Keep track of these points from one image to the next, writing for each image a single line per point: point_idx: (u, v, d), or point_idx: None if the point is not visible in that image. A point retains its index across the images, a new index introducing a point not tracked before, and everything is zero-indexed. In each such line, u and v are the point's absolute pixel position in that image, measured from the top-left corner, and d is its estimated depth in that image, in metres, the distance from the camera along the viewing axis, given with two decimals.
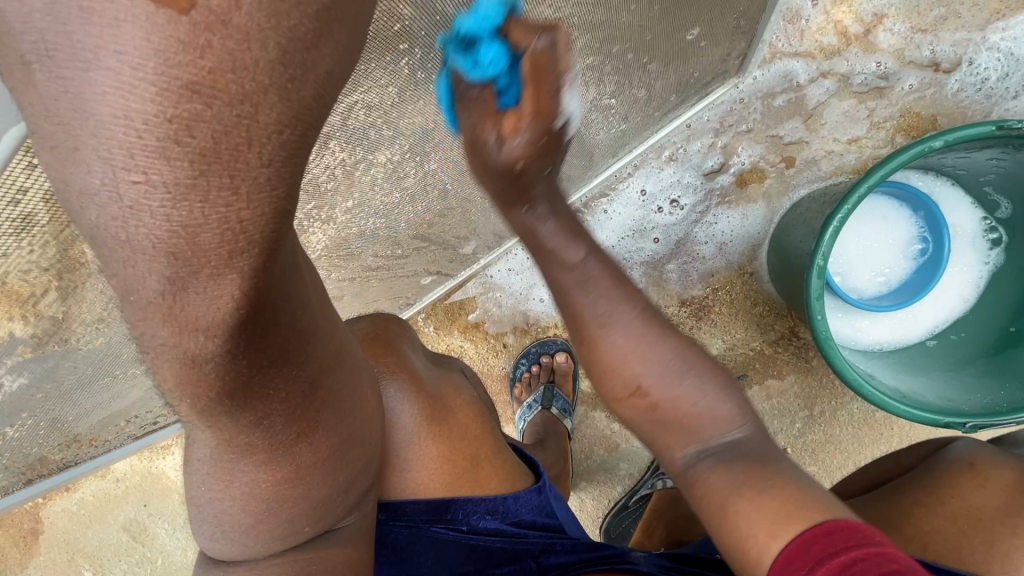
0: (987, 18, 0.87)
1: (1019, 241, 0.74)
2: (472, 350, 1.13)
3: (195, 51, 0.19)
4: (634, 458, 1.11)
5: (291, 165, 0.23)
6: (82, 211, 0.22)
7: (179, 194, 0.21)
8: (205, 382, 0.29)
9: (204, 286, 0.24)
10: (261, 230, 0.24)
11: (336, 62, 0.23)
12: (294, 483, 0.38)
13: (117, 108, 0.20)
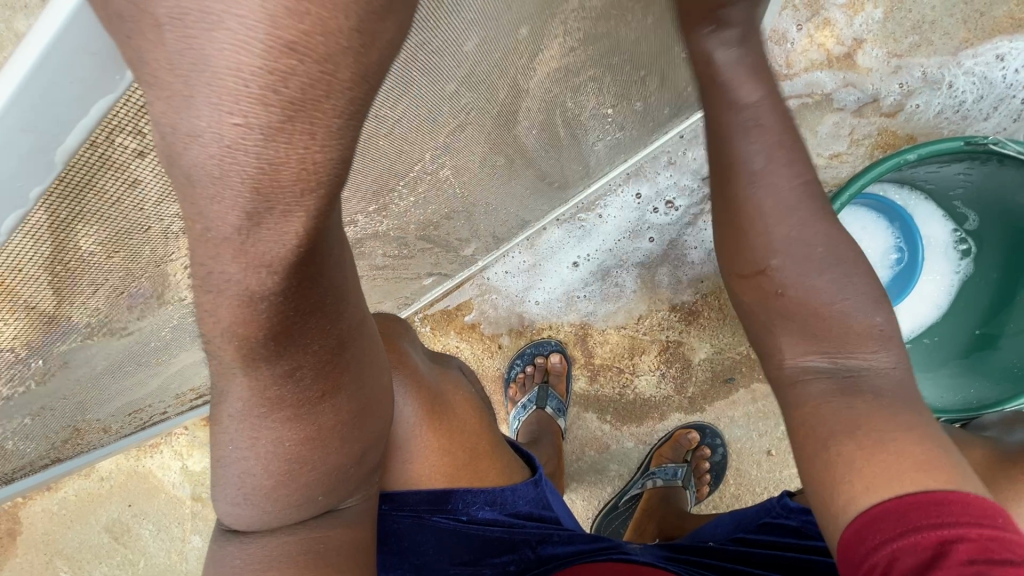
0: (957, 45, 0.93)
1: (988, 250, 0.80)
2: (468, 350, 1.16)
3: (297, 15, 0.21)
4: (624, 459, 1.13)
5: (359, 119, 0.26)
6: (185, 150, 0.25)
7: (270, 137, 0.24)
8: (257, 321, 0.32)
9: (277, 222, 0.27)
10: (331, 175, 0.26)
11: (398, 30, 0.25)
12: (314, 445, 0.41)
13: (230, 61, 0.22)
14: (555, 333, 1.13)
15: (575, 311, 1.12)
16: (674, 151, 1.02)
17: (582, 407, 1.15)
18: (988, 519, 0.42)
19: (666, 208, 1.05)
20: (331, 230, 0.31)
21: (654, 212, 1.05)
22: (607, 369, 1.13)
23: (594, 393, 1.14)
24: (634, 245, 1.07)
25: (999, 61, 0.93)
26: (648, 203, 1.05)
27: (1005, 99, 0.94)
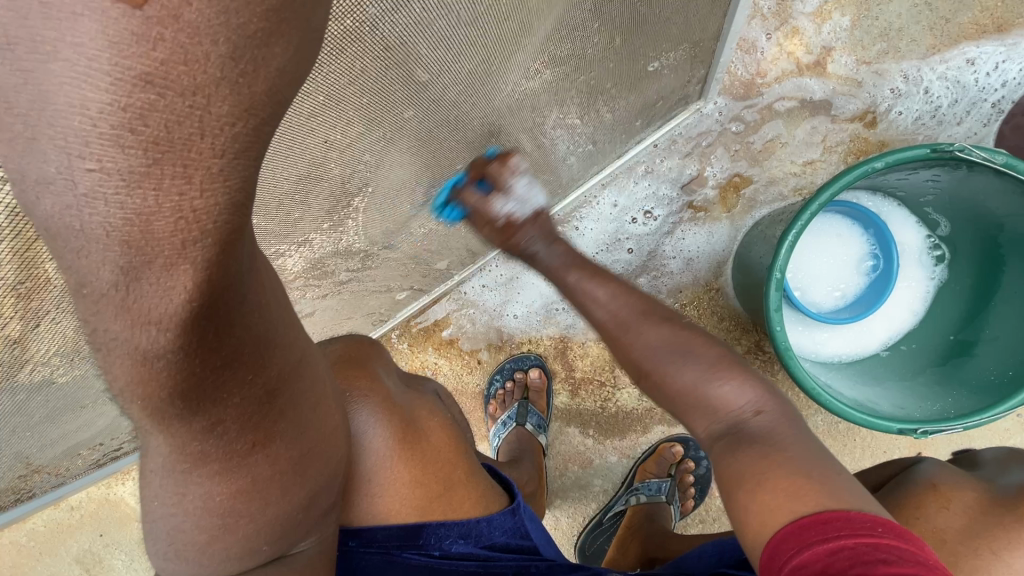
0: (924, 52, 0.94)
1: (962, 257, 0.79)
2: (447, 367, 1.13)
3: (148, 43, 0.20)
4: (608, 474, 1.11)
5: (242, 157, 0.25)
6: (39, 200, 0.23)
7: (134, 180, 0.23)
8: (156, 381, 0.29)
9: (158, 278, 0.25)
10: (216, 220, 0.25)
11: (287, 61, 0.24)
12: (250, 496, 0.39)
13: (73, 99, 0.21)
14: (535, 347, 1.11)
15: (554, 324, 1.10)
16: (649, 161, 1.02)
17: (564, 421, 1.12)
18: (875, 530, 0.40)
19: (645, 218, 1.03)
20: (244, 273, 0.30)
21: (633, 222, 1.04)
22: (588, 382, 1.11)
23: (576, 407, 1.12)
24: (614, 255, 1.05)
25: (970, 65, 0.94)
26: (626, 213, 1.04)
27: (979, 103, 0.94)
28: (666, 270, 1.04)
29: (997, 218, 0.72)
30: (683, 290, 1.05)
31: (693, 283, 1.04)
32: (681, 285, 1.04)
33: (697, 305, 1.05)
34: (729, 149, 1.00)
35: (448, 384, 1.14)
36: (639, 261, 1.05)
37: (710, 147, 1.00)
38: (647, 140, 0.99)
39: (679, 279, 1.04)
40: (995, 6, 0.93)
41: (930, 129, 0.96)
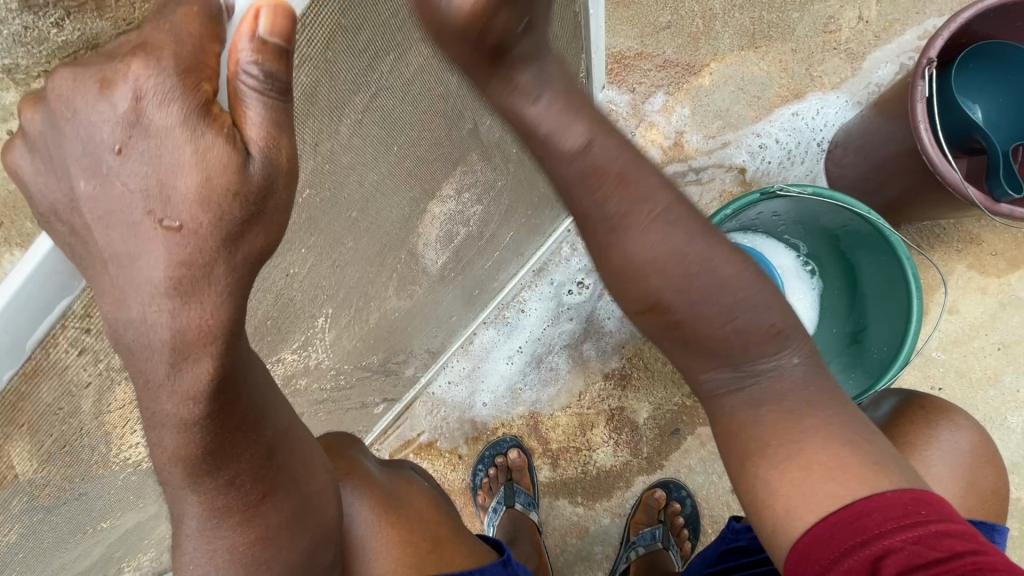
0: (751, 121, 1.20)
1: (828, 267, 0.98)
2: (431, 469, 1.18)
3: (184, 248, 0.38)
4: (605, 538, 1.14)
5: (236, 296, 0.40)
6: (126, 332, 0.39)
7: (178, 312, 0.38)
8: (194, 443, 0.42)
9: (188, 367, 0.39)
10: (221, 330, 0.39)
11: (260, 243, 0.40)
12: (265, 545, 0.47)
13: (149, 274, 0.38)
14: (508, 429, 1.18)
15: (521, 403, 1.18)
16: (571, 242, 1.20)
17: (552, 496, 1.17)
18: (910, 516, 0.48)
19: (579, 288, 1.19)
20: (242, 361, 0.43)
21: (568, 294, 1.19)
22: (565, 452, 1.17)
23: (560, 478, 1.17)
24: (557, 328, 1.19)
25: (797, 117, 1.20)
26: (563, 288, 1.19)
27: (811, 144, 1.20)
28: (605, 331, 1.18)
29: (835, 231, 0.92)
30: (625, 345, 1.18)
31: (631, 337, 1.18)
32: (622, 341, 1.18)
33: (640, 356, 1.17)
34: None
35: None
36: (580, 328, 1.19)
37: None
38: (561, 226, 1.17)
39: (619, 336, 1.18)
40: (791, 78, 1.20)
41: (780, 172, 1.20)
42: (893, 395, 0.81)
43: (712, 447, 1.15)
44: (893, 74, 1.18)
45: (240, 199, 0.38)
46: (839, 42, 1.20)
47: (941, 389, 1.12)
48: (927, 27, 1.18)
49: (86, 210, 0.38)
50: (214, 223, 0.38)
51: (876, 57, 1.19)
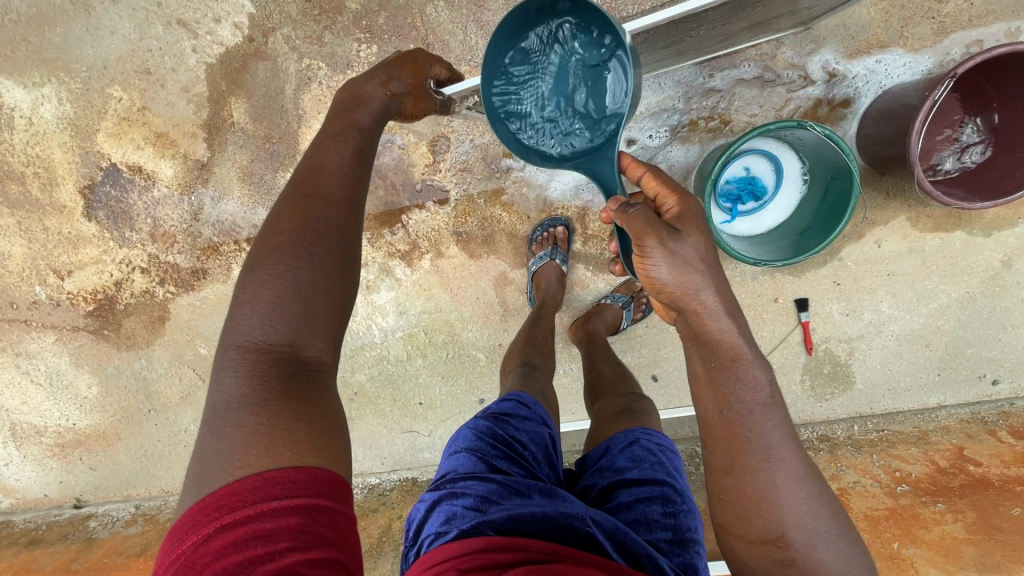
0: (836, 54, 1.51)
1: (816, 182, 1.45)
2: (507, 217, 1.83)
3: (281, 221, 0.92)
4: (596, 293, 1.87)
5: (274, 280, 0.86)
6: (253, 282, 0.87)
7: (259, 292, 0.86)
8: (260, 344, 0.83)
9: (251, 314, 0.85)
10: (275, 294, 0.86)
11: (280, 259, 0.88)
12: (285, 367, 0.83)
13: (271, 241, 0.91)
14: (563, 212, 1.80)
15: (579, 199, 1.78)
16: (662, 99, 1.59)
17: (575, 260, 1.84)
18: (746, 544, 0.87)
19: (654, 136, 1.63)
20: (235, 329, 0.85)
21: (644, 134, 1.63)
22: (594, 237, 1.82)
23: (584, 251, 1.83)
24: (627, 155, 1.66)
25: (876, 63, 1.51)
26: (644, 130, 1.63)
27: (875, 86, 1.52)
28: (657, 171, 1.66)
29: (830, 161, 1.38)
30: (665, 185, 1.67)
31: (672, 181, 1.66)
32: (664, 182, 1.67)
33: None
34: (709, 98, 1.58)
35: (506, 229, 1.84)
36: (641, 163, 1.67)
37: (698, 94, 1.58)
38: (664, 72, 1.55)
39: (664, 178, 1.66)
40: (886, 30, 1.49)
41: (837, 102, 1.54)
42: (626, 388, 1.46)
43: None
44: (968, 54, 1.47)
45: (315, 206, 0.94)
46: (939, 13, 1.46)
47: (837, 284, 1.75)
48: (1012, 27, 1.45)
49: (295, 198, 0.95)
50: (286, 234, 0.91)
51: (957, 37, 1.47)
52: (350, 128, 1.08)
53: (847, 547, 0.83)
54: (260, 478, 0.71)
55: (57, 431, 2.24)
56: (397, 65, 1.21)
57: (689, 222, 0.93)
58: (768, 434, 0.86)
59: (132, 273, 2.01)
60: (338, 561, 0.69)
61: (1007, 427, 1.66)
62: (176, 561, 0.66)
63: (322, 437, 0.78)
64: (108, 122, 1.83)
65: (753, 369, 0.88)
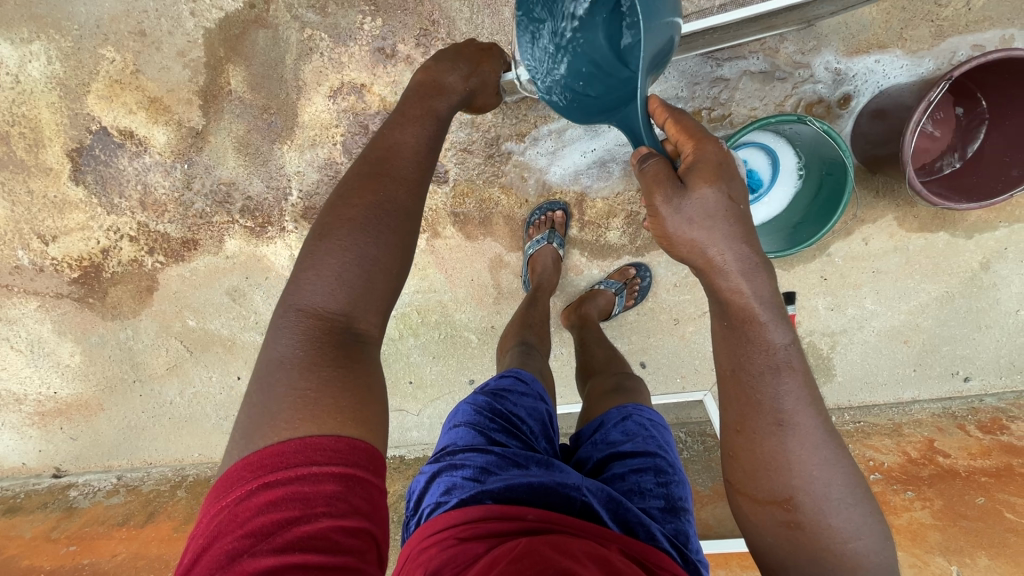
0: (836, 51, 1.54)
1: (810, 177, 1.49)
2: (505, 200, 1.84)
3: (351, 193, 0.92)
4: (589, 279, 1.90)
5: (338, 251, 0.87)
6: (320, 249, 0.87)
7: (321, 260, 0.86)
8: (317, 310, 0.84)
9: (312, 280, 0.85)
10: (335, 264, 0.86)
11: (348, 231, 0.88)
12: (339, 338, 0.84)
13: (340, 212, 0.91)
14: (562, 197, 1.81)
15: (578, 184, 1.79)
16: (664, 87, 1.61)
17: (571, 245, 1.86)
18: (752, 503, 0.91)
19: None
20: (297, 292, 0.86)
21: None
22: (591, 224, 1.84)
23: (580, 237, 1.85)
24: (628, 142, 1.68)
25: (875, 63, 1.54)
26: None
27: (873, 85, 1.55)
28: None
29: (825, 157, 1.41)
30: None
31: None
32: None
33: None
34: (711, 89, 1.60)
35: (504, 212, 1.85)
36: None
37: (700, 85, 1.60)
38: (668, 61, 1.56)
39: None
40: (886, 30, 1.51)
41: (835, 100, 1.58)
42: (619, 368, 1.50)
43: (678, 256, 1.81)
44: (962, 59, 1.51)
45: (382, 180, 0.94)
46: (938, 16, 1.49)
47: (824, 279, 1.80)
48: (1006, 34, 1.49)
49: (366, 170, 0.95)
50: (354, 207, 0.90)
51: (954, 41, 1.51)
52: (429, 114, 1.08)
53: (859, 515, 0.86)
54: (302, 442, 0.72)
55: (38, 399, 2.20)
56: (473, 59, 1.23)
57: (706, 165, 0.93)
58: (782, 397, 0.88)
59: (119, 241, 1.97)
60: (369, 532, 0.71)
61: (976, 422, 1.74)
62: (216, 516, 0.68)
63: (366, 408, 0.79)
64: (98, 84, 1.79)
65: (771, 330, 0.90)
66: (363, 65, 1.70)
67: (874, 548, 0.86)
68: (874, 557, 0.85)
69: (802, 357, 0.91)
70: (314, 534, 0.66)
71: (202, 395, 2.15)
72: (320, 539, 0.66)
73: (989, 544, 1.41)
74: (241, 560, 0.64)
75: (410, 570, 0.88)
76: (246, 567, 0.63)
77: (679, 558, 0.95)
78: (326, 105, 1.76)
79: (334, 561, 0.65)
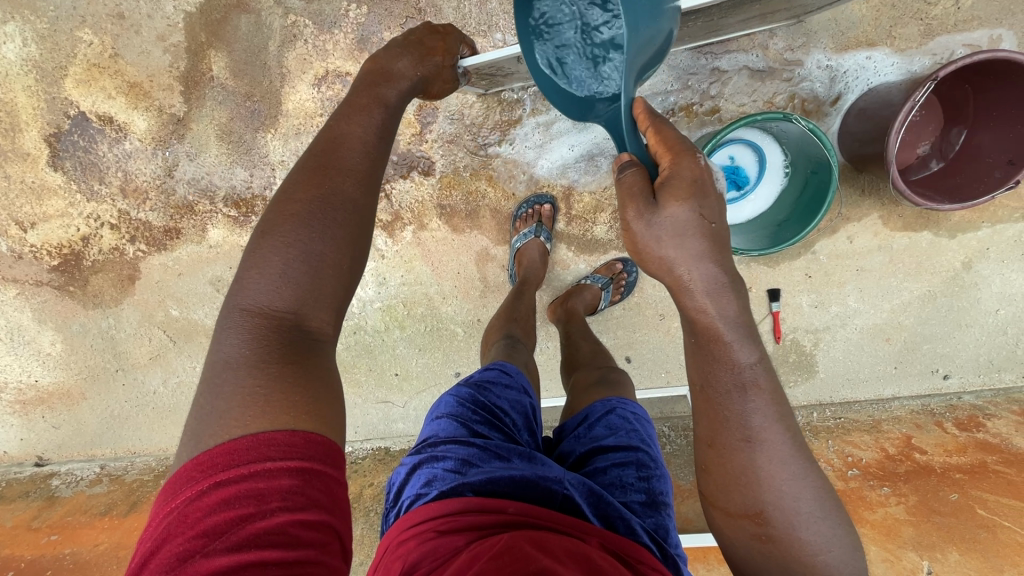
0: (825, 48, 1.53)
1: (795, 175, 1.49)
2: (492, 193, 1.83)
3: (295, 188, 0.91)
4: (576, 273, 1.89)
5: (283, 245, 0.85)
6: (264, 246, 0.86)
7: (266, 257, 0.85)
8: (265, 308, 0.83)
9: (257, 278, 0.84)
10: (281, 259, 0.84)
11: (292, 226, 0.87)
12: (289, 333, 0.83)
13: (284, 208, 0.89)
14: (549, 190, 1.80)
15: (566, 178, 1.78)
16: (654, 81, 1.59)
17: (558, 239, 1.85)
18: (722, 513, 0.93)
19: None
20: (242, 291, 0.84)
21: None
22: (578, 218, 1.83)
23: (567, 231, 1.85)
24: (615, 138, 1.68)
25: (864, 60, 1.53)
26: None
27: (862, 83, 1.54)
28: None
29: (811, 156, 1.41)
30: None
31: None
32: None
33: None
34: (700, 84, 1.59)
35: (491, 205, 1.84)
36: None
37: (689, 79, 1.58)
38: None
39: None
40: (875, 28, 1.51)
41: (824, 97, 1.57)
42: (604, 361, 1.51)
43: None
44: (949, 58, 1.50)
45: (330, 174, 0.93)
46: (927, 15, 1.49)
47: (808, 277, 1.81)
48: (994, 34, 1.49)
49: (313, 165, 0.94)
50: (299, 201, 0.89)
51: (942, 41, 1.50)
52: (375, 102, 1.06)
53: (829, 528, 0.87)
54: (255, 439, 0.71)
55: (18, 387, 2.18)
56: (423, 47, 1.20)
57: (680, 182, 0.90)
58: (749, 415, 0.89)
59: (99, 228, 1.94)
60: (330, 525, 0.71)
61: (953, 419, 1.76)
62: (166, 517, 0.67)
63: (319, 404, 0.78)
64: (76, 67, 1.74)
65: (740, 348, 0.91)
66: (348, 53, 1.68)
67: (843, 558, 0.86)
68: (843, 569, 0.86)
69: (769, 373, 0.91)
70: (269, 530, 0.66)
71: (186, 385, 2.14)
72: (277, 534, 0.66)
73: (959, 540, 1.44)
74: (193, 561, 0.63)
75: (389, 562, 0.88)
76: (199, 567, 0.62)
77: (658, 552, 0.95)
78: (310, 93, 1.73)
79: (292, 556, 0.65)
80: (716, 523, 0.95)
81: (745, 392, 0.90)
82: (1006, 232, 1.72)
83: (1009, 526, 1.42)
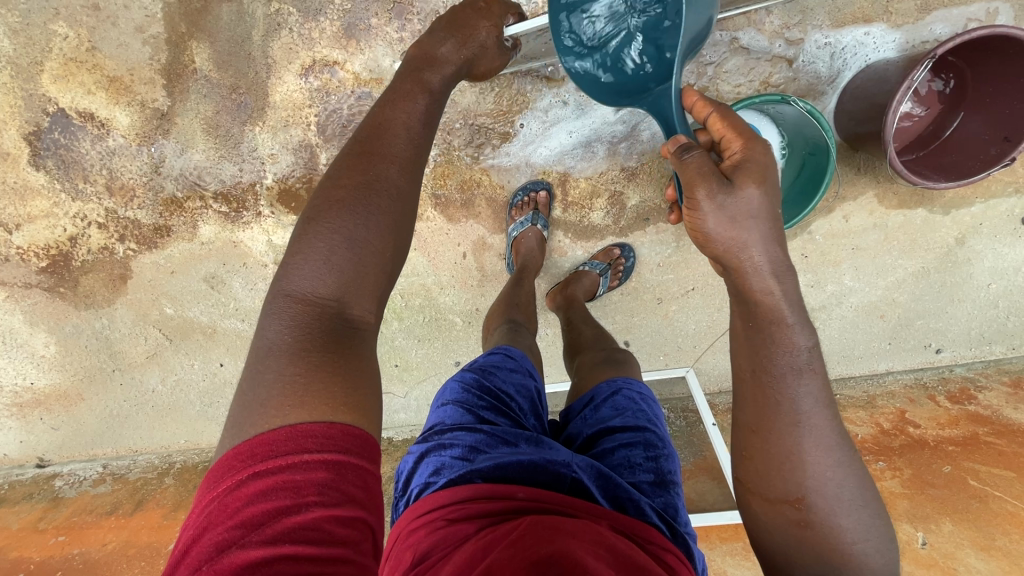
0: (821, 24, 1.51)
1: (792, 157, 1.48)
2: (487, 181, 1.81)
3: (340, 173, 0.91)
4: (573, 259, 1.89)
5: (326, 229, 0.86)
6: (307, 230, 0.86)
7: (310, 241, 0.85)
8: (308, 291, 0.83)
9: (300, 261, 0.84)
10: (325, 244, 0.85)
11: (337, 211, 0.87)
12: (330, 321, 0.83)
13: (328, 193, 0.89)
14: (544, 177, 1.79)
15: (562, 164, 1.76)
16: None
17: (554, 226, 1.84)
18: (762, 505, 0.93)
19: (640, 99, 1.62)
20: (288, 272, 0.85)
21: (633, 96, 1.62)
22: (574, 204, 1.82)
23: (564, 218, 1.84)
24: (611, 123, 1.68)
25: (861, 35, 1.51)
26: None
27: (859, 58, 1.53)
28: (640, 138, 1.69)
29: (809, 136, 1.40)
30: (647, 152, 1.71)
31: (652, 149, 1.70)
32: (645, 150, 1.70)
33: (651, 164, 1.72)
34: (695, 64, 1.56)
35: (486, 193, 1.82)
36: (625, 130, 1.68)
37: None
38: None
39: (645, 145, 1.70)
40: (871, 3, 1.49)
41: (821, 74, 1.55)
42: (604, 342, 1.52)
43: (660, 234, 1.82)
44: (945, 32, 1.49)
45: (374, 159, 0.93)
46: None
47: (803, 257, 1.82)
48: (991, 8, 1.47)
49: (354, 150, 0.94)
50: (344, 186, 0.89)
51: (939, 15, 1.48)
52: (420, 88, 1.05)
53: (868, 517, 0.88)
54: (293, 430, 0.71)
55: (13, 390, 2.16)
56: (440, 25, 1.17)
57: (755, 169, 0.92)
58: (801, 398, 0.90)
59: (87, 228, 1.90)
60: (366, 522, 0.69)
61: (945, 392, 1.80)
62: (207, 505, 0.66)
63: (359, 395, 0.78)
64: (53, 62, 1.68)
65: (794, 331, 0.91)
66: (335, 41, 1.63)
67: (881, 550, 0.88)
68: (881, 559, 0.87)
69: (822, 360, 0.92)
70: (303, 525, 0.64)
71: (184, 383, 2.12)
72: (312, 529, 0.64)
73: (953, 510, 1.49)
74: (230, 551, 0.62)
75: (400, 552, 0.90)
76: (235, 559, 0.61)
77: (667, 531, 0.96)
78: (298, 83, 1.69)
79: (326, 553, 0.63)
80: (752, 513, 0.95)
81: (795, 377, 0.90)
82: (999, 207, 1.73)
83: (1000, 495, 1.46)
